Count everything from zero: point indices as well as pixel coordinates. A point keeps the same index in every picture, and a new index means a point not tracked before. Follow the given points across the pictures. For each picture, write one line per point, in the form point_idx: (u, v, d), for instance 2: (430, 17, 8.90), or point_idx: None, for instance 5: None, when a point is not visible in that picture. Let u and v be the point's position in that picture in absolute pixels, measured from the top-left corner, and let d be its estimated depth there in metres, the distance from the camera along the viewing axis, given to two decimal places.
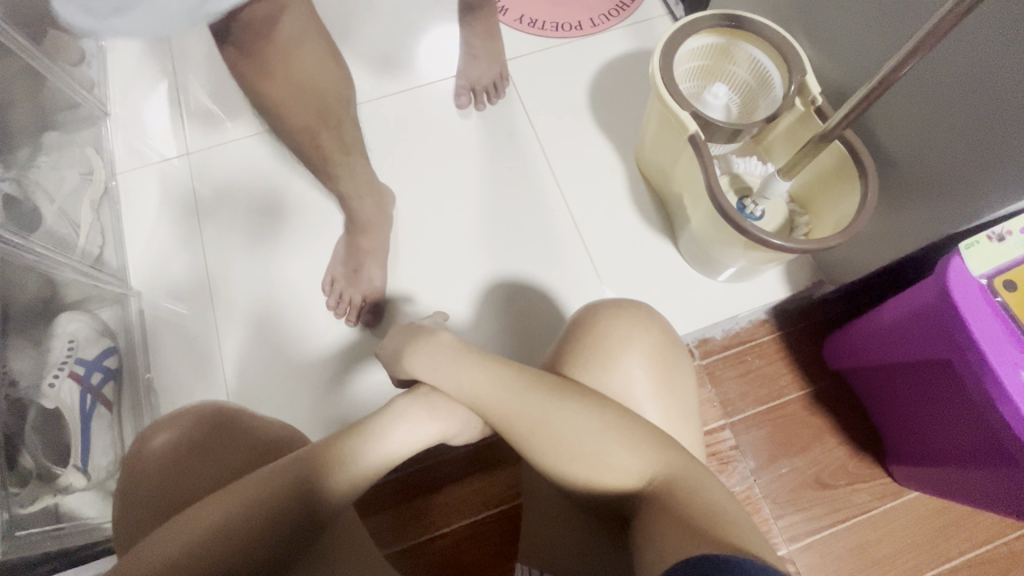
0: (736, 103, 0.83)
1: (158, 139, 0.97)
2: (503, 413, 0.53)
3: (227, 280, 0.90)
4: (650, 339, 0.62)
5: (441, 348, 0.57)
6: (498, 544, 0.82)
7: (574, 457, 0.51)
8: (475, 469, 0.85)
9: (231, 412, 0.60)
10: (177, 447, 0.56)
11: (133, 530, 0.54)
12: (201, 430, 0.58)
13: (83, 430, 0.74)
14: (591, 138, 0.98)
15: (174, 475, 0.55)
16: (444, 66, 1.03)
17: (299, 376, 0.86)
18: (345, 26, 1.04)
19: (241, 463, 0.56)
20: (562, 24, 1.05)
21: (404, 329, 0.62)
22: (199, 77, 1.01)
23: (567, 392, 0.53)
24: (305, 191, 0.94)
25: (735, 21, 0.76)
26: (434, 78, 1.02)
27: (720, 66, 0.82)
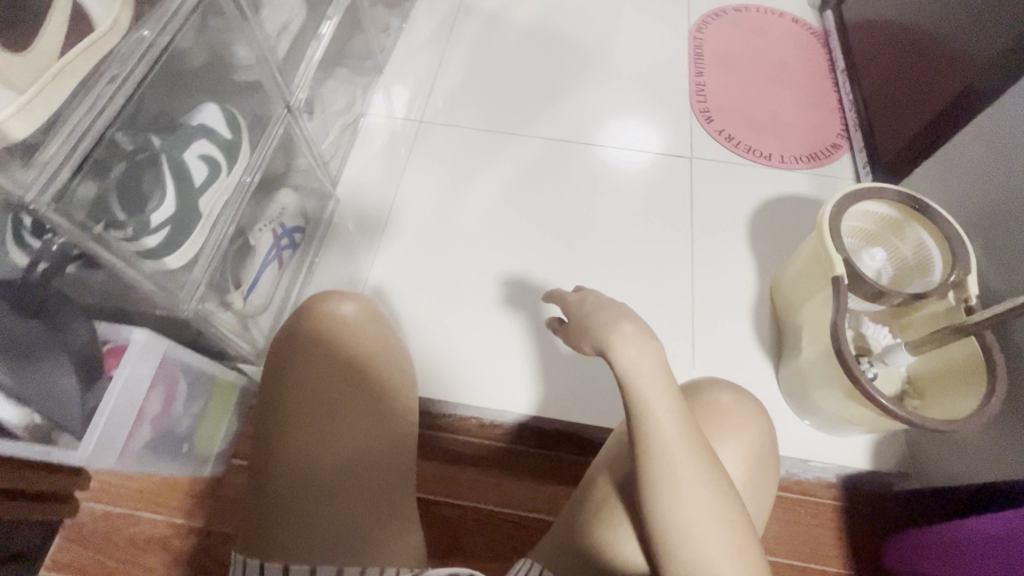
0: (888, 273, 0.87)
1: (404, 104, 1.22)
2: (656, 450, 0.56)
3: (397, 219, 1.08)
4: (750, 437, 0.69)
5: (645, 353, 0.58)
6: (501, 541, 0.89)
7: (688, 535, 0.53)
8: (514, 467, 0.94)
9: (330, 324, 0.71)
10: (331, 320, 0.71)
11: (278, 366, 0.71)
12: (360, 317, 0.73)
13: (257, 272, 0.90)
14: (738, 249, 1.06)
15: (319, 335, 0.70)
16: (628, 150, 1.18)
17: (414, 317, 1.00)
18: (578, 85, 1.26)
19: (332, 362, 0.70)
20: (755, 150, 1.17)
21: (595, 306, 0.64)
22: (454, 76, 1.27)
23: (713, 466, 0.56)
24: (488, 188, 1.13)
25: (911, 203, 0.82)
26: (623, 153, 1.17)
27: (884, 235, 0.88)
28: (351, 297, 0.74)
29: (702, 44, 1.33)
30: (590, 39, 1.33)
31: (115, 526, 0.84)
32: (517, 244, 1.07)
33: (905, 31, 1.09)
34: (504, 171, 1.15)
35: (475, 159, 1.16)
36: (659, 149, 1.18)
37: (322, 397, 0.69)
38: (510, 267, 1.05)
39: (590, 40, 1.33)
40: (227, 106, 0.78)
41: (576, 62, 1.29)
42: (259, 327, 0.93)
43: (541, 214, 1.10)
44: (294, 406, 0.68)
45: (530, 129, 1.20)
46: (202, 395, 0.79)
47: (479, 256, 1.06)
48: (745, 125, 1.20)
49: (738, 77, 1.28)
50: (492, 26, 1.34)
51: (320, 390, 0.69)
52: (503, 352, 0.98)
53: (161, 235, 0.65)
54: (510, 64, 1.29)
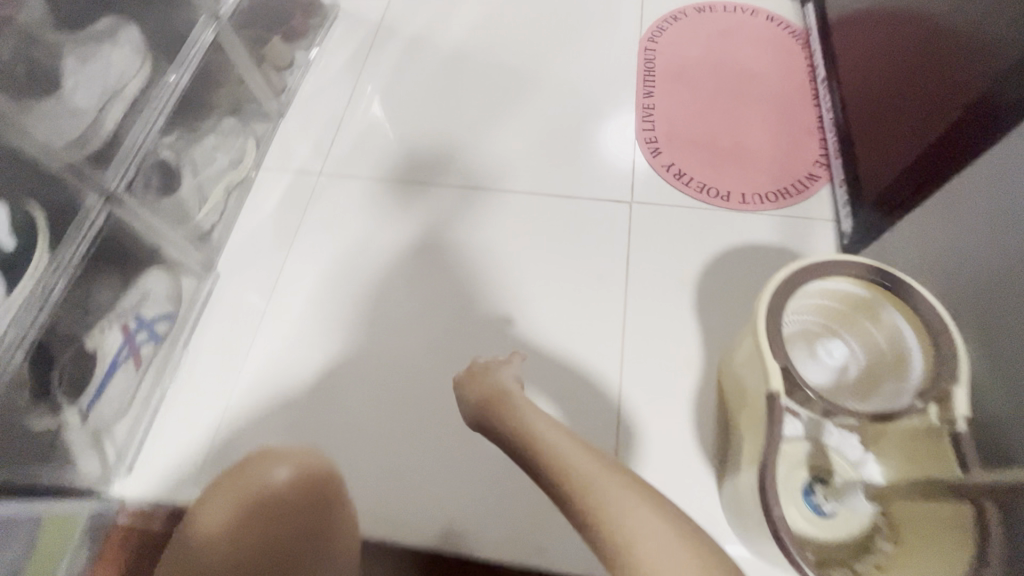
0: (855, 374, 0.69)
1: (307, 154, 1.07)
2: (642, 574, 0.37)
3: (286, 293, 0.95)
4: None
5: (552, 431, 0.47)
6: None
7: None
8: None
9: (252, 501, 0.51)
10: (251, 486, 0.51)
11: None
12: (298, 480, 0.52)
13: (103, 380, 0.78)
14: (681, 317, 0.87)
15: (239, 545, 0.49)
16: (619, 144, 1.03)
17: (289, 417, 0.86)
18: (505, 118, 1.08)
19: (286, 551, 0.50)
20: (708, 188, 0.97)
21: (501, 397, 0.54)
22: (366, 115, 1.11)
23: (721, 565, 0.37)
24: (389, 247, 0.98)
25: (871, 283, 0.63)
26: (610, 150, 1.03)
27: (845, 321, 0.69)
28: (271, 452, 0.54)
29: (654, 57, 1.13)
30: (524, 59, 1.15)
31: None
32: (436, 329, 0.90)
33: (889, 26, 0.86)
34: (444, 242, 0.98)
35: (380, 214, 1.01)
36: (594, 191, 0.99)
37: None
38: (412, 351, 0.89)
39: (525, 60, 1.14)
40: (24, 204, 0.66)
41: (507, 89, 1.12)
42: (114, 437, 0.81)
43: (466, 289, 0.93)
44: None
45: (448, 174, 1.04)
46: (26, 546, 0.66)
47: (377, 336, 0.91)
48: (701, 156, 1.00)
49: (696, 95, 1.08)
50: (413, 52, 1.18)
51: None
52: (398, 460, 0.82)
53: None
54: (432, 96, 1.13)
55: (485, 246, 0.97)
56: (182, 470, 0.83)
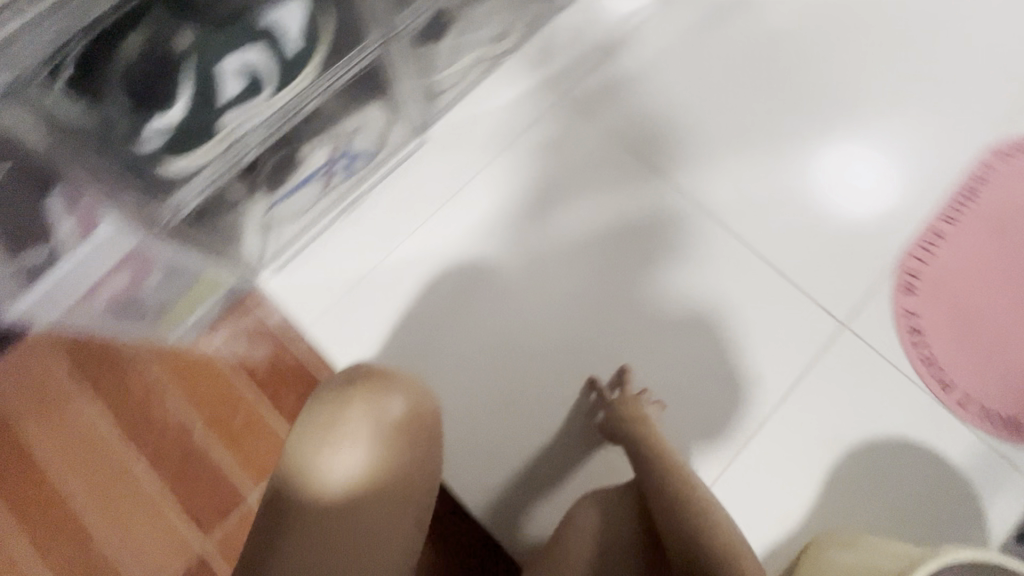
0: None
1: (565, 66, 0.98)
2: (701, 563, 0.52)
3: (474, 194, 0.92)
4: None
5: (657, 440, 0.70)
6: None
7: None
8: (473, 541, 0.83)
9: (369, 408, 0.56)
10: (369, 399, 0.56)
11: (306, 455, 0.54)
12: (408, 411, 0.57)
13: (296, 185, 0.82)
14: (810, 470, 0.80)
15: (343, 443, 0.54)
16: (859, 159, 0.92)
17: (417, 308, 0.88)
18: (778, 150, 0.93)
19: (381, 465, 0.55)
20: (934, 367, 0.83)
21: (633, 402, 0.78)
22: (643, 55, 0.98)
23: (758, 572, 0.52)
24: (587, 211, 0.91)
25: None
26: (841, 177, 0.92)
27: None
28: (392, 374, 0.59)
29: (989, 179, 0.91)
30: (842, 92, 0.95)
31: (77, 340, 0.88)
32: (580, 319, 0.87)
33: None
34: (640, 241, 0.90)
35: (597, 172, 0.93)
36: (815, 290, 0.87)
37: (360, 486, 0.54)
38: (548, 326, 0.87)
39: (843, 93, 0.95)
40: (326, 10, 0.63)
41: (801, 119, 0.94)
42: (281, 235, 0.88)
43: (630, 299, 0.88)
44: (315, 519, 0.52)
45: (684, 174, 0.93)
46: (184, 285, 0.78)
47: (528, 288, 0.88)
48: (950, 328, 0.85)
49: (1001, 252, 0.88)
50: (732, 13, 0.99)
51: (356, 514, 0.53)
52: (481, 410, 0.85)
53: (160, 143, 0.57)
54: (721, 74, 0.97)
55: (673, 271, 0.89)
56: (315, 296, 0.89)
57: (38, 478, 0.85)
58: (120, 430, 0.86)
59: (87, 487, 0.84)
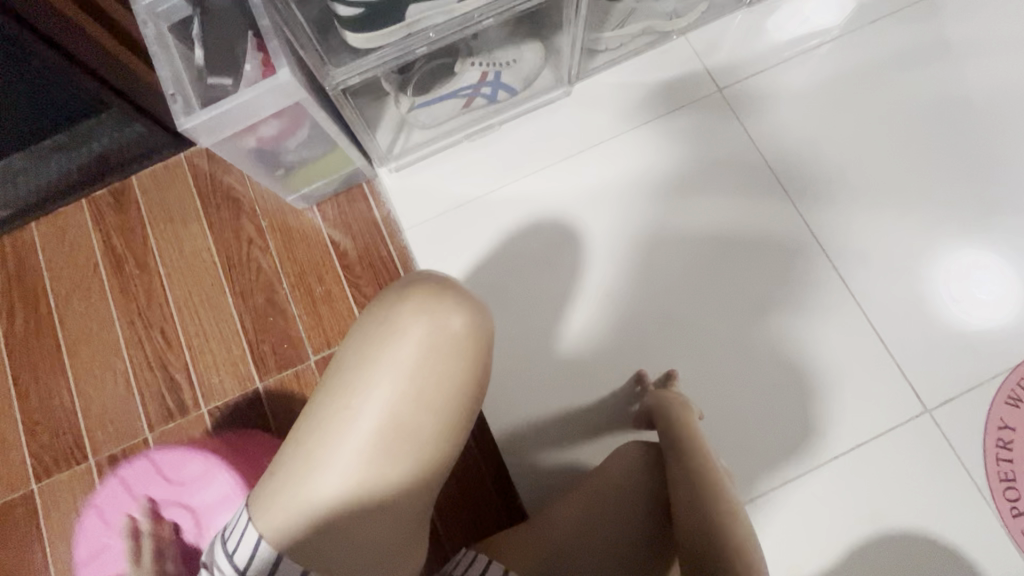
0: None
1: (729, 62, 0.95)
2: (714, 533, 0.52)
3: (597, 158, 0.92)
4: None
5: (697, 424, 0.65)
6: (442, 504, 0.86)
7: None
8: (490, 471, 0.86)
9: (431, 314, 0.52)
10: (432, 306, 0.53)
11: (361, 346, 0.52)
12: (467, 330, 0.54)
13: (439, 97, 0.86)
14: (834, 534, 0.78)
15: (400, 344, 0.52)
16: (977, 270, 0.84)
17: (509, 246, 0.90)
18: (922, 213, 0.87)
19: (431, 379, 0.52)
20: (1010, 486, 0.77)
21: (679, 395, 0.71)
22: (813, 74, 0.94)
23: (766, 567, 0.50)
24: (701, 210, 0.90)
25: None
26: (970, 296, 0.84)
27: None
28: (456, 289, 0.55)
29: None
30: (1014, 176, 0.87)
31: (212, 173, 0.99)
32: (656, 310, 0.87)
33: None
34: (742, 256, 0.88)
35: (724, 175, 0.91)
36: (907, 365, 0.82)
37: (404, 394, 0.51)
38: (624, 305, 0.87)
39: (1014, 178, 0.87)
40: None
41: (959, 189, 0.88)
42: (410, 137, 0.93)
43: (712, 308, 0.86)
44: (356, 413, 0.51)
45: (813, 205, 0.89)
46: (320, 150, 0.85)
47: (617, 264, 0.89)
48: None
49: None
50: (924, 56, 0.93)
51: (397, 420, 0.51)
52: (534, 361, 0.86)
53: (354, 12, 0.62)
54: (888, 118, 0.91)
55: (766, 295, 0.86)
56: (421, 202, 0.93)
57: (148, 277, 0.96)
58: (221, 262, 0.96)
59: (181, 299, 0.95)
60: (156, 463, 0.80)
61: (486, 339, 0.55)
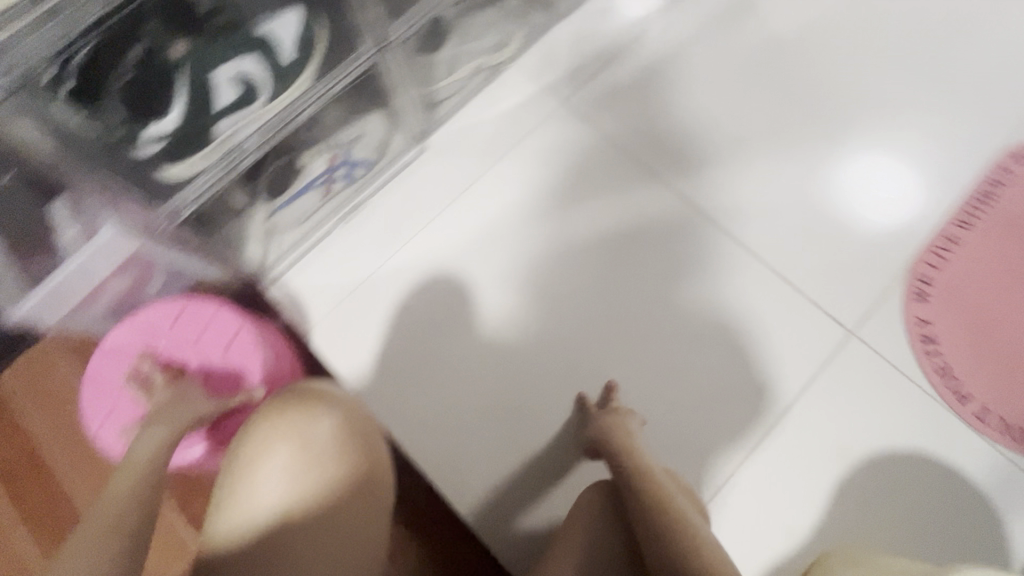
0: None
1: (564, 73, 0.99)
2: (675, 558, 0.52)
3: (471, 201, 0.92)
4: None
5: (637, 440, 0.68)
6: None
7: None
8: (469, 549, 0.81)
9: (299, 421, 0.58)
10: (299, 416, 0.58)
11: (238, 469, 0.57)
12: (340, 431, 0.58)
13: (297, 193, 0.85)
14: (813, 483, 0.77)
15: (269, 458, 0.56)
16: (855, 180, 0.90)
17: (413, 314, 0.87)
18: (779, 154, 0.92)
19: (308, 484, 0.56)
20: (947, 376, 0.79)
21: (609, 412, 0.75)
22: (642, 62, 0.98)
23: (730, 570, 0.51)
24: (586, 217, 0.91)
25: None
26: (876, 196, 0.89)
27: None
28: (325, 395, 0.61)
29: (1004, 184, 0.88)
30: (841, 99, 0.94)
31: (85, 342, 0.91)
32: (573, 327, 0.86)
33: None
34: (637, 246, 0.89)
35: (594, 178, 0.93)
36: (818, 296, 0.84)
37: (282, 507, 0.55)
38: (544, 332, 0.86)
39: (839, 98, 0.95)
40: (319, 15, 0.65)
41: (801, 122, 0.93)
42: (280, 239, 0.89)
43: (624, 305, 0.86)
44: (238, 536, 0.54)
45: (683, 177, 0.92)
46: (185, 283, 0.84)
47: (525, 296, 0.88)
48: (966, 335, 0.81)
49: (1017, 260, 0.84)
50: (729, 17, 1.00)
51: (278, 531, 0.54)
52: (474, 418, 0.82)
53: (156, 148, 0.61)
54: (720, 80, 0.97)
55: (670, 275, 0.87)
56: (308, 297, 0.88)
57: (45, 476, 0.87)
58: None
59: (88, 488, 0.86)
60: (155, 307, 0.76)
61: (364, 433, 0.60)
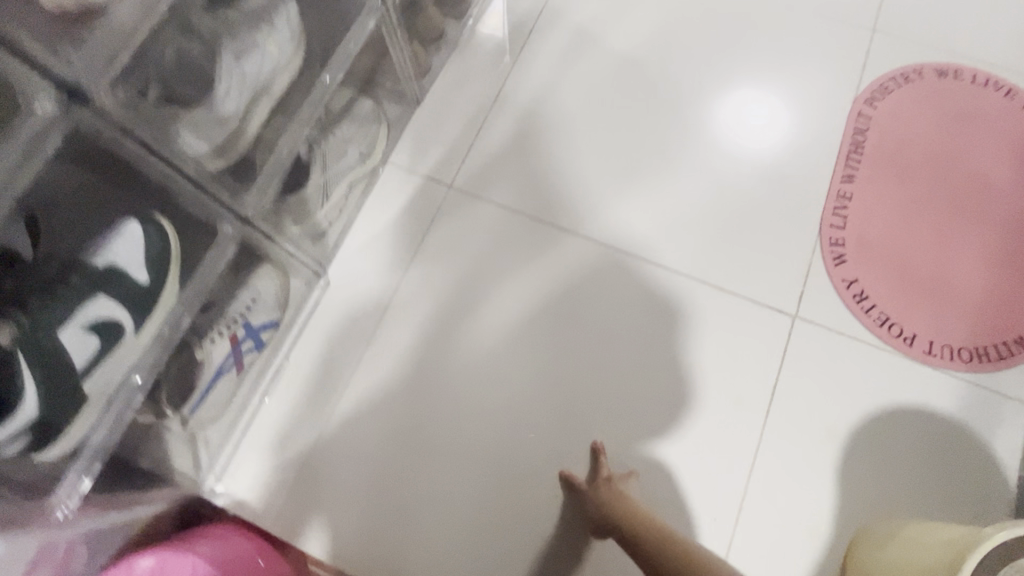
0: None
1: (440, 158, 0.96)
2: None
3: (397, 317, 0.88)
4: None
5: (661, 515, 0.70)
6: None
7: None
8: None
9: None
10: None
11: None
12: None
13: (207, 386, 0.75)
14: (816, 474, 0.78)
15: None
16: (740, 127, 0.96)
17: (380, 457, 0.83)
18: (668, 168, 0.94)
19: None
20: (890, 324, 0.83)
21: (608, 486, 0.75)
22: (511, 122, 0.98)
23: None
24: (515, 293, 0.88)
25: None
26: (755, 120, 0.96)
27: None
28: None
29: (867, 128, 0.94)
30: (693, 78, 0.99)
31: None
32: (540, 408, 0.83)
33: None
34: (573, 304, 0.87)
35: (506, 251, 0.90)
36: (752, 291, 0.86)
37: None
38: (516, 424, 0.83)
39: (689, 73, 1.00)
40: (155, 217, 0.58)
41: (676, 132, 0.96)
42: (207, 437, 0.80)
43: (581, 367, 0.84)
44: None
45: (590, 222, 0.92)
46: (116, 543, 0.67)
47: (484, 396, 0.84)
48: (891, 280, 0.85)
49: (904, 193, 0.90)
50: (575, 53, 1.02)
51: None
52: (476, 543, 0.79)
53: (22, 443, 0.50)
54: (589, 115, 0.98)
55: (614, 322, 0.86)
56: (267, 482, 0.82)
57: None
58: None
59: None
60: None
61: None
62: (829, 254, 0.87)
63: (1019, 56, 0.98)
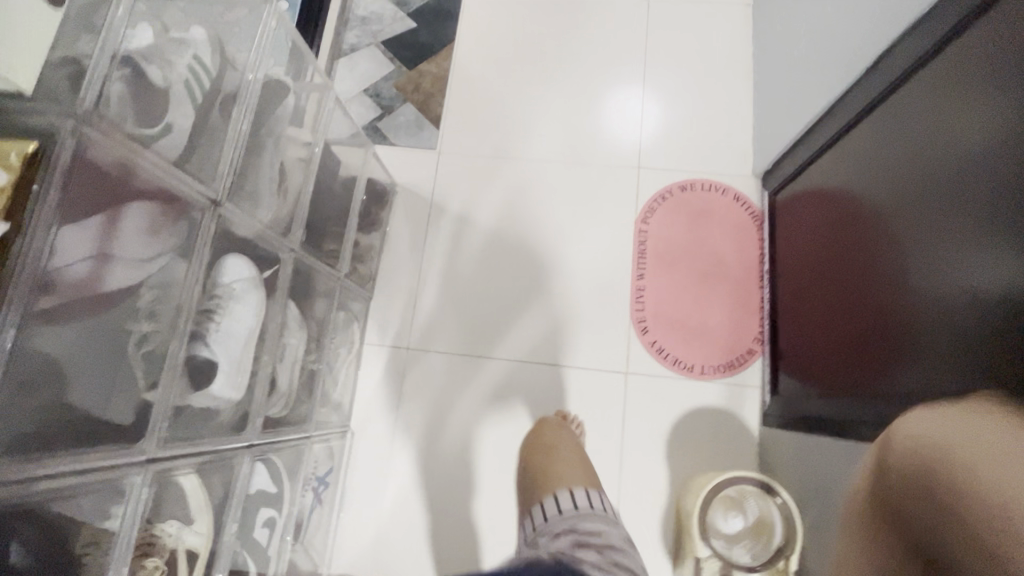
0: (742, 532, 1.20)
1: (396, 329, 1.53)
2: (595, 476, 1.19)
3: (401, 438, 1.45)
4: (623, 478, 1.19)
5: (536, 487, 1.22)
6: None
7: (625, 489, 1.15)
8: None
9: None
10: None
11: None
12: None
13: (308, 520, 1.30)
14: (655, 460, 1.38)
15: None
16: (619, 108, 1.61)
17: (415, 524, 1.40)
18: (535, 297, 1.51)
19: None
20: (679, 362, 1.43)
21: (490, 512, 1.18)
22: (432, 293, 1.54)
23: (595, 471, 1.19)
24: (465, 404, 1.46)
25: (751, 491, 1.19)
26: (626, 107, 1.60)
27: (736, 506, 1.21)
28: None
29: (646, 238, 1.52)
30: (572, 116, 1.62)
31: None
32: (497, 468, 1.42)
33: (831, 226, 1.16)
34: (500, 400, 1.45)
35: (453, 379, 1.48)
36: (600, 363, 1.45)
37: None
38: (487, 481, 1.41)
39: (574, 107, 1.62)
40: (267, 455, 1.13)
41: (535, 271, 1.53)
42: (315, 545, 1.35)
43: (512, 440, 1.43)
44: None
45: (498, 344, 1.49)
46: None
47: (464, 470, 1.42)
48: (675, 334, 1.45)
49: (674, 277, 1.49)
50: (460, 233, 1.57)
51: None
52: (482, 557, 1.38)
53: None
54: (479, 275, 1.54)
55: (527, 404, 1.45)
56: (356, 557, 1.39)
57: None
58: None
59: None
60: None
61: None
62: (639, 328, 1.46)
63: (728, 162, 1.56)
